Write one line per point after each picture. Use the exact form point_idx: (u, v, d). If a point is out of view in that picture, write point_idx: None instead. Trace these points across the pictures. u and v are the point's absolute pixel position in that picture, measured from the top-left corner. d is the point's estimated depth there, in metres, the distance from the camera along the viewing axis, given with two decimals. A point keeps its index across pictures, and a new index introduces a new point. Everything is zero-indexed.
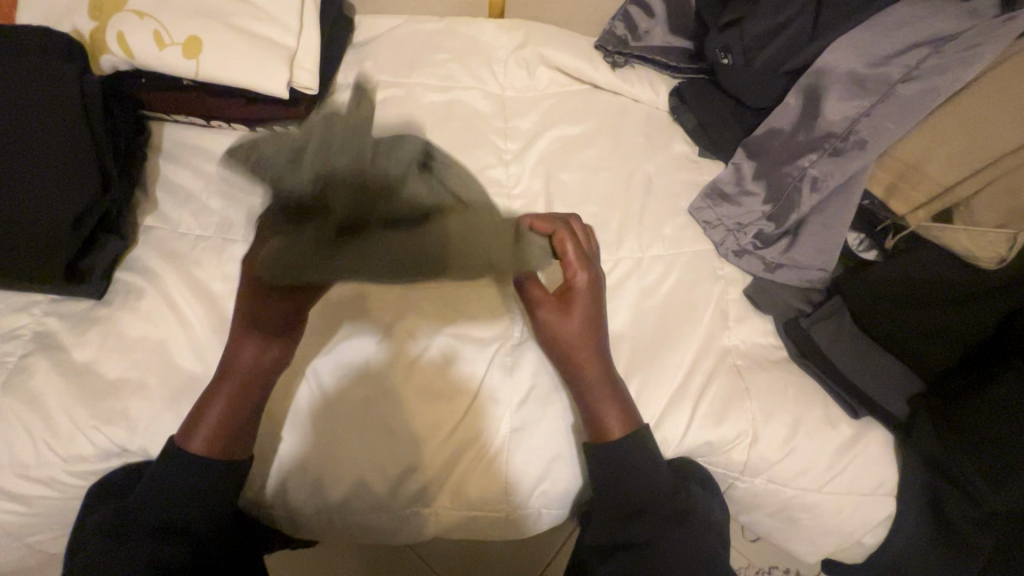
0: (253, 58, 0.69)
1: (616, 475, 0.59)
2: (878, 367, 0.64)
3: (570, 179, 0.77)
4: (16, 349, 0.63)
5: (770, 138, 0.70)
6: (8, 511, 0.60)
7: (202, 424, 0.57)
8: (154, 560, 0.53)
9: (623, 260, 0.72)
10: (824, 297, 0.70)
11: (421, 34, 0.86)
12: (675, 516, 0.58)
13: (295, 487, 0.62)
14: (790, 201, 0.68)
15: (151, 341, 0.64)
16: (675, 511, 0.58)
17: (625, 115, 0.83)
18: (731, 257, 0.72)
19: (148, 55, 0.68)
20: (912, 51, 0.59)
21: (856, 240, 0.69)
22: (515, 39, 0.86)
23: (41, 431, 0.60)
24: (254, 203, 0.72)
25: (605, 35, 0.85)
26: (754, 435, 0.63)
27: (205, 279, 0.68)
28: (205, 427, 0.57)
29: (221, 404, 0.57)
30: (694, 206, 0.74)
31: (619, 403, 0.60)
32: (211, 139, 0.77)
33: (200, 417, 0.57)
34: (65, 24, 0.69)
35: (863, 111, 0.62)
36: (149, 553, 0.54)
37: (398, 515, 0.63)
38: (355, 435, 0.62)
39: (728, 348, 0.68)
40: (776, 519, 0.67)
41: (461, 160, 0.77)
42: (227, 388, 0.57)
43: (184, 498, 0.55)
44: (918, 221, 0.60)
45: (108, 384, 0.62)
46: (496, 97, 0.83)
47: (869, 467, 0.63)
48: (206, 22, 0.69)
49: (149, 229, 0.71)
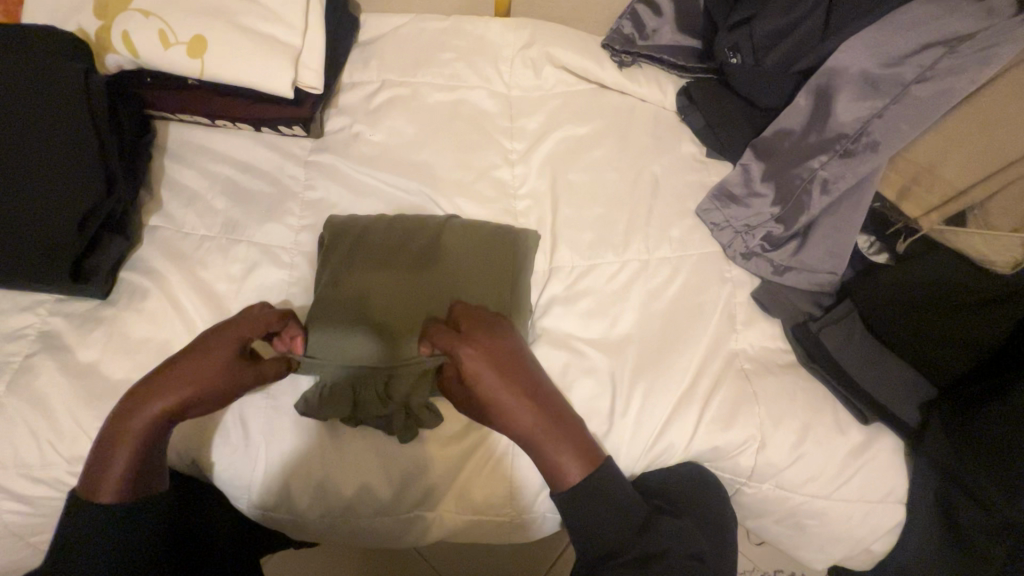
0: (257, 58, 0.69)
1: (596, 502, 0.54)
2: (889, 371, 0.64)
3: (576, 180, 0.76)
4: (21, 349, 0.63)
5: (780, 138, 0.69)
6: (12, 511, 0.60)
7: (103, 479, 0.53)
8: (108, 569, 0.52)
9: (630, 262, 0.71)
10: (834, 301, 0.69)
11: (427, 33, 0.85)
12: (643, 555, 0.53)
13: (297, 491, 0.62)
14: (800, 203, 0.67)
15: (155, 341, 0.64)
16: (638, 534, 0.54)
17: (633, 115, 0.82)
18: (739, 259, 0.71)
19: (153, 54, 0.68)
20: (926, 51, 0.58)
21: (866, 243, 0.68)
22: (522, 38, 0.85)
23: (46, 432, 0.60)
24: (259, 203, 0.72)
25: (613, 34, 0.84)
26: (762, 440, 0.62)
27: (210, 279, 0.68)
28: (111, 468, 0.53)
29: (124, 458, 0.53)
30: (702, 208, 0.73)
31: (573, 448, 0.55)
32: (216, 139, 0.76)
33: (103, 458, 0.53)
34: (70, 24, 0.69)
35: (875, 112, 0.61)
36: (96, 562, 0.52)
37: (402, 519, 0.63)
38: (360, 439, 0.62)
39: (736, 351, 0.67)
40: (784, 525, 0.66)
41: (466, 160, 0.76)
42: (132, 425, 0.53)
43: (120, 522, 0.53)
44: (931, 224, 0.60)
45: (113, 385, 0.62)
46: (502, 96, 0.82)
47: (879, 475, 0.62)
48: (211, 22, 0.69)
49: (153, 229, 0.70)
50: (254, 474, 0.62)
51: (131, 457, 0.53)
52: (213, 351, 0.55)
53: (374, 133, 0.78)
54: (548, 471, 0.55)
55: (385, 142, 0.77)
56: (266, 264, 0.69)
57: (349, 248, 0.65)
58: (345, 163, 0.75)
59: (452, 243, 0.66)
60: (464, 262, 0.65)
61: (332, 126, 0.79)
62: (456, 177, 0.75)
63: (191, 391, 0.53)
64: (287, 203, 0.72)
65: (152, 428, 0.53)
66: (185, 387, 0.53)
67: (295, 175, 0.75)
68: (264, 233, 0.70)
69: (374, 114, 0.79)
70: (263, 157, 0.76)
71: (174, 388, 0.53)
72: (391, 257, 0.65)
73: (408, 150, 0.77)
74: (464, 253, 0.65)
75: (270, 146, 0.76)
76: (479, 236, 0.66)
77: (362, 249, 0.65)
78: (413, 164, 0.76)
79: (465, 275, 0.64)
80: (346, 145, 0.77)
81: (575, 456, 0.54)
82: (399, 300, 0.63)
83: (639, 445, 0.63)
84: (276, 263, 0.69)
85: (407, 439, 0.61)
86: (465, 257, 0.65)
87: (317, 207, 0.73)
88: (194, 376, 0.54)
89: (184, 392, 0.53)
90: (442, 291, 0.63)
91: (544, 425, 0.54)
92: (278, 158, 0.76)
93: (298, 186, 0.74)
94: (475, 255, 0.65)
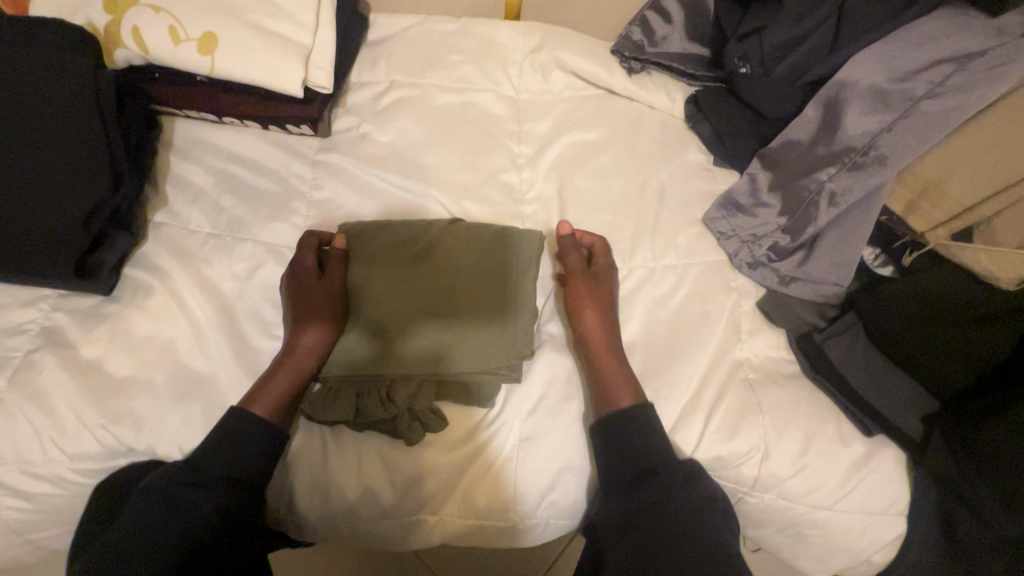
0: (268, 56, 0.68)
1: (625, 443, 0.59)
2: (893, 385, 0.64)
3: (584, 185, 0.76)
4: (23, 344, 0.62)
5: (787, 149, 0.70)
6: (11, 507, 0.60)
7: (264, 395, 0.60)
8: (196, 514, 0.55)
9: (636, 269, 0.71)
10: (838, 313, 0.69)
11: (436, 34, 0.85)
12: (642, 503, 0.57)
13: (303, 493, 0.62)
14: (807, 214, 0.67)
15: (159, 339, 0.64)
16: (649, 480, 0.58)
17: (641, 122, 0.82)
18: (745, 269, 0.72)
19: (162, 50, 0.67)
20: (936, 67, 0.58)
21: (871, 254, 0.69)
22: (531, 42, 0.85)
23: (48, 429, 0.59)
24: (266, 202, 0.72)
25: (622, 40, 0.84)
26: (766, 450, 0.62)
27: (215, 277, 0.67)
28: (271, 388, 0.61)
29: (285, 378, 0.61)
30: (709, 216, 0.74)
31: (622, 377, 0.63)
32: (223, 135, 0.76)
33: (266, 381, 0.61)
34: (79, 16, 0.68)
35: (884, 126, 0.61)
36: (196, 505, 0.55)
37: (402, 522, 0.62)
38: (361, 441, 0.62)
39: (741, 360, 0.68)
40: (785, 535, 0.66)
41: (474, 163, 0.76)
42: (291, 351, 0.62)
43: (229, 460, 0.57)
44: (937, 238, 0.60)
45: (116, 382, 0.62)
46: (510, 100, 0.82)
47: (881, 487, 0.62)
48: (222, 19, 0.68)
49: (158, 225, 0.70)
50: (276, 473, 0.63)
51: (295, 382, 0.62)
52: (326, 283, 0.64)
53: (382, 133, 0.77)
54: (600, 387, 0.63)
55: (394, 143, 0.77)
56: (272, 264, 0.68)
57: (362, 246, 0.66)
58: (353, 163, 0.75)
59: (450, 246, 0.65)
60: (468, 262, 0.65)
61: (339, 126, 0.79)
62: (464, 180, 0.75)
63: (329, 322, 0.63)
64: (293, 202, 0.72)
65: (309, 357, 0.62)
66: (320, 312, 0.62)
67: (302, 175, 0.74)
68: (269, 232, 0.70)
69: (382, 114, 0.79)
70: (270, 156, 0.75)
71: (311, 316, 0.62)
72: (389, 263, 0.65)
73: (416, 152, 0.76)
74: (461, 257, 0.65)
75: (278, 145, 0.76)
76: (478, 239, 0.66)
77: (372, 248, 0.66)
78: (421, 166, 0.75)
79: (464, 279, 0.64)
80: (354, 145, 0.77)
81: (625, 377, 0.63)
82: (405, 295, 0.63)
83: None
84: (282, 262, 0.69)
85: (416, 441, 0.60)
86: (464, 260, 0.65)
87: (324, 207, 0.72)
88: (325, 301, 0.63)
89: (325, 322, 0.63)
90: (443, 295, 0.63)
91: (605, 358, 0.63)
92: (286, 158, 0.75)
93: (305, 185, 0.74)
94: (475, 259, 0.65)
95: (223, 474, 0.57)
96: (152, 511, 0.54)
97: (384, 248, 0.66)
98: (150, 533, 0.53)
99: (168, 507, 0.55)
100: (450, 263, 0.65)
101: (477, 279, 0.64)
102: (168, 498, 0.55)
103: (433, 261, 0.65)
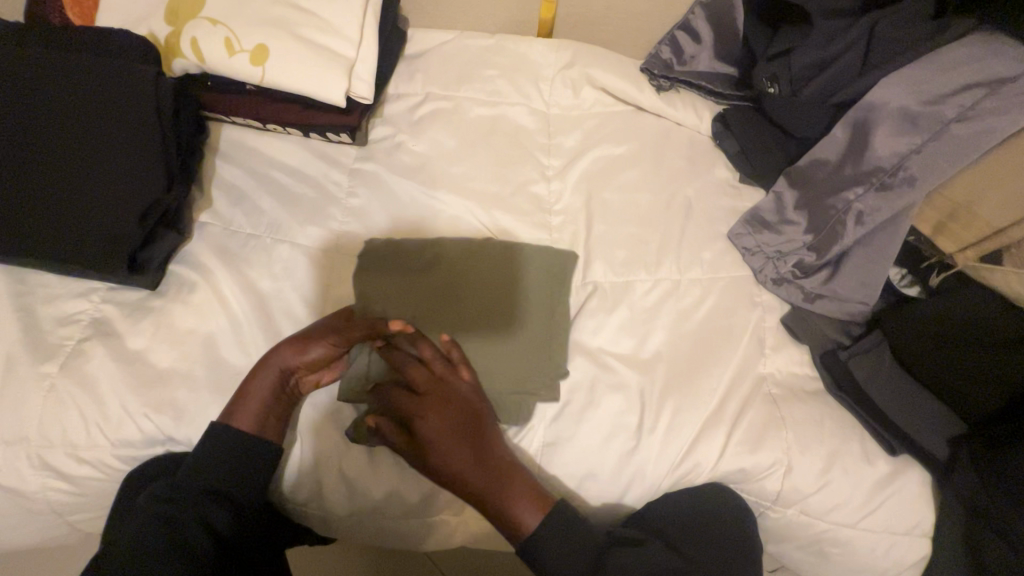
0: (314, 67, 0.72)
1: None
2: (916, 407, 0.64)
3: (611, 198, 0.78)
4: (75, 333, 0.66)
5: (815, 168, 0.70)
6: (56, 488, 0.63)
7: (242, 410, 0.60)
8: (186, 536, 0.55)
9: (662, 281, 0.72)
10: (863, 331, 0.69)
11: (471, 49, 0.88)
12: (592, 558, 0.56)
13: (330, 490, 0.63)
14: (833, 232, 0.68)
15: (200, 334, 0.67)
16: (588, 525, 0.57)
17: (668, 138, 0.84)
18: (770, 284, 0.72)
19: (217, 60, 0.72)
20: (968, 91, 0.59)
21: (897, 275, 0.70)
22: (563, 59, 0.88)
23: (93, 415, 0.62)
24: (304, 206, 0.75)
25: (652, 58, 0.87)
26: (788, 465, 0.63)
27: (254, 276, 0.70)
28: (247, 408, 0.60)
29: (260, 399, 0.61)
30: (734, 232, 0.75)
31: (527, 499, 0.58)
32: (266, 142, 0.80)
33: (243, 395, 0.61)
34: (142, 27, 0.73)
35: (914, 148, 0.62)
36: (192, 524, 0.56)
37: (428, 521, 0.65)
38: (389, 443, 0.64)
39: (765, 376, 0.68)
40: (805, 551, 0.67)
41: (505, 173, 0.78)
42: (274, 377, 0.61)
43: (239, 462, 0.59)
44: (965, 260, 0.61)
45: (158, 373, 0.64)
46: (541, 114, 0.84)
47: (905, 507, 0.62)
48: (273, 32, 0.72)
49: (203, 225, 0.73)
50: (300, 471, 0.64)
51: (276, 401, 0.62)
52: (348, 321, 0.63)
53: (416, 143, 0.80)
54: (502, 518, 0.58)
55: (427, 152, 0.80)
56: (308, 265, 0.71)
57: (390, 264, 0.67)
58: (388, 171, 0.78)
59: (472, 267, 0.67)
60: (493, 283, 0.66)
61: (376, 134, 0.82)
62: (494, 190, 0.77)
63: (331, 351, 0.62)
64: (330, 207, 0.75)
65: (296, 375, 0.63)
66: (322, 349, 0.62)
67: (339, 182, 0.77)
68: (307, 234, 0.73)
69: (418, 125, 0.82)
70: (310, 162, 0.79)
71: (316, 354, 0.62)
72: (399, 287, 0.66)
73: (449, 161, 0.79)
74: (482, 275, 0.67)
75: (317, 152, 0.79)
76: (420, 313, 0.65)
77: (395, 262, 0.68)
78: (452, 175, 0.78)
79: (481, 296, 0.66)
80: (390, 154, 0.80)
81: (526, 499, 0.58)
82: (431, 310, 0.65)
83: (665, 463, 0.63)
84: (317, 264, 0.71)
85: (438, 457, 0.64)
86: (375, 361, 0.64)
87: (359, 213, 0.75)
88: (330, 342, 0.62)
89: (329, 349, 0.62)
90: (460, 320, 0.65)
91: (491, 486, 0.58)
92: (325, 165, 0.79)
93: (341, 192, 0.77)
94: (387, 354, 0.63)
95: (222, 478, 0.59)
96: (146, 533, 0.54)
97: (411, 261, 0.68)
98: (142, 552, 0.53)
99: (164, 527, 0.55)
100: (477, 276, 0.67)
101: (503, 293, 0.66)
102: (162, 518, 0.56)
103: (460, 275, 0.67)
